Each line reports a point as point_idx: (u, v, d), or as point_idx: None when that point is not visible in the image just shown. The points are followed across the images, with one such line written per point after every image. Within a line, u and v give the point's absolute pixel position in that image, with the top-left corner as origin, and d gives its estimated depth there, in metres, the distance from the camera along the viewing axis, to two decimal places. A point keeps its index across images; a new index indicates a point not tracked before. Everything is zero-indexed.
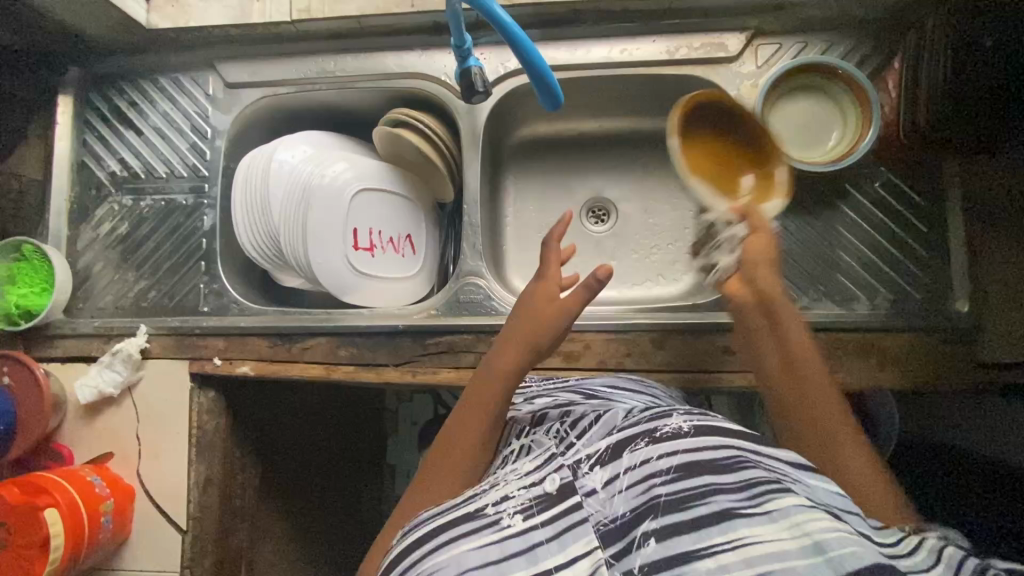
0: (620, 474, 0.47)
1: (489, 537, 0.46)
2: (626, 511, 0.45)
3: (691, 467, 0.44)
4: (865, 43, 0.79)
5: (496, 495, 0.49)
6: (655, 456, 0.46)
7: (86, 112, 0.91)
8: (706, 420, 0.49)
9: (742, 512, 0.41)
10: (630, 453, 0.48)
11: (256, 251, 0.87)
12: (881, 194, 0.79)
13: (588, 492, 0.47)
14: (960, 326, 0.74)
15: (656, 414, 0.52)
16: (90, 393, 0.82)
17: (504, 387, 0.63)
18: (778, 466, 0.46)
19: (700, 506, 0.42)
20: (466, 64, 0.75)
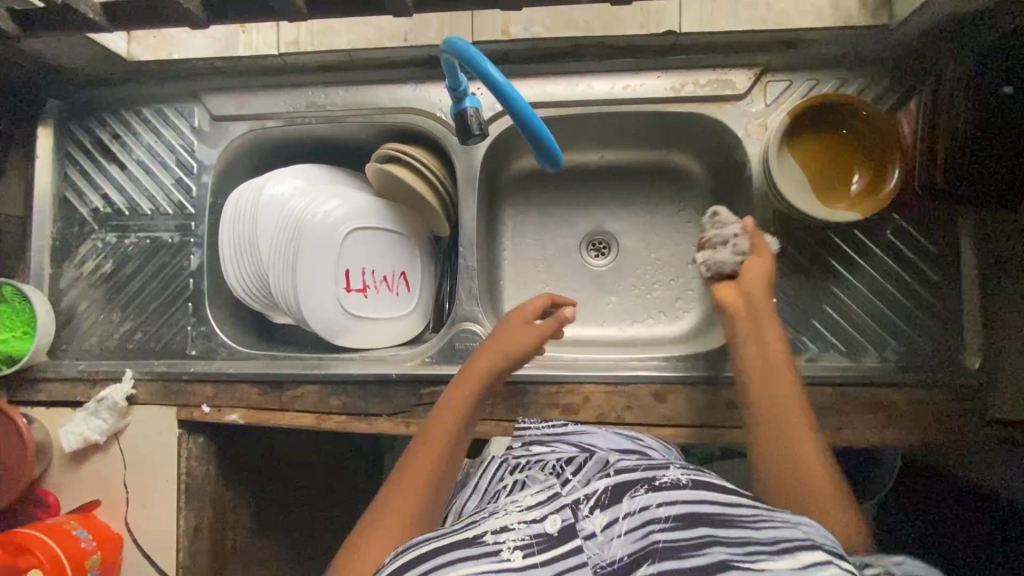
0: (619, 519, 0.45)
1: (488, 565, 0.42)
2: (623, 556, 0.43)
3: (690, 516, 0.44)
4: (882, 80, 0.74)
5: (496, 524, 0.45)
6: (655, 504, 0.45)
7: (66, 144, 0.87)
8: (702, 475, 0.49)
9: (737, 565, 0.40)
10: (630, 497, 0.46)
11: (244, 292, 0.84)
12: (895, 241, 0.74)
13: (587, 536, 0.45)
14: (971, 382, 0.72)
15: (652, 464, 0.51)
16: (75, 441, 0.80)
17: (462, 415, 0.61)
18: (778, 515, 0.45)
19: (699, 557, 0.41)
20: (462, 105, 0.72)
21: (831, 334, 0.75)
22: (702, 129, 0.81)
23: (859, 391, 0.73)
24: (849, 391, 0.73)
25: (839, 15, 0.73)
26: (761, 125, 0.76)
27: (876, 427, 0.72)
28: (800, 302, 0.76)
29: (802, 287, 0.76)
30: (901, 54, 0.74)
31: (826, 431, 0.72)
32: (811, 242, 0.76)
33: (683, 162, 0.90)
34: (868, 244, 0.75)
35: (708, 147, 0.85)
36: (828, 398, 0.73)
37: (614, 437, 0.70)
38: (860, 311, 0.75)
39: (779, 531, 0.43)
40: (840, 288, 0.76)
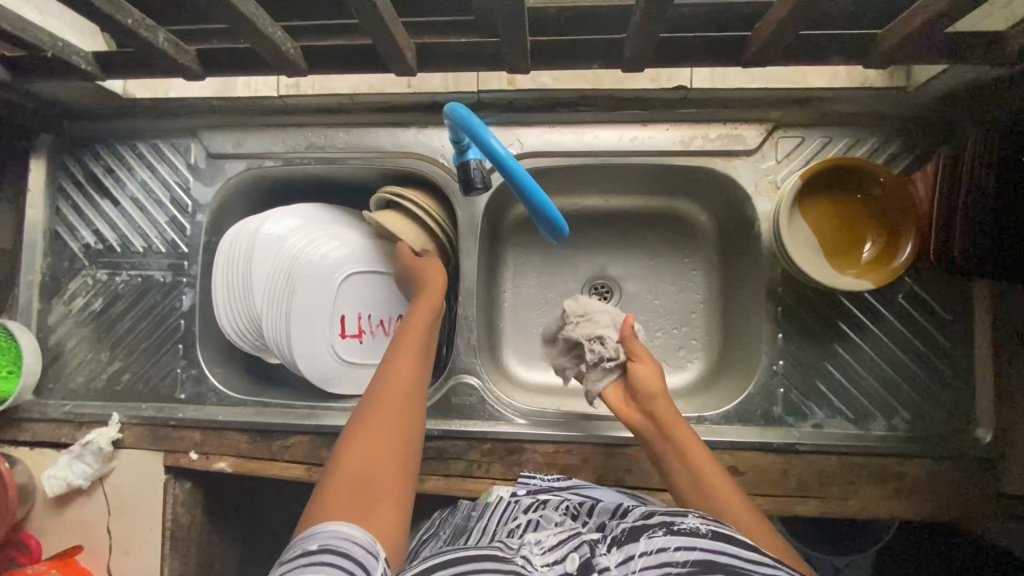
0: (634, 557, 0.48)
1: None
2: None
3: (707, 564, 0.46)
4: (896, 141, 0.72)
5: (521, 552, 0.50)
6: (672, 547, 0.48)
7: (59, 177, 0.85)
8: (722, 527, 0.51)
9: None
10: (647, 538, 0.50)
11: (238, 335, 0.82)
12: (908, 306, 0.72)
13: (603, 569, 0.49)
14: (982, 457, 0.70)
15: (672, 512, 0.54)
16: (58, 486, 0.78)
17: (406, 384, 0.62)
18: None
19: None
20: (465, 157, 0.70)
21: (837, 399, 0.73)
22: (711, 182, 0.79)
23: (868, 461, 0.71)
24: (856, 459, 0.71)
25: (855, 77, 0.72)
26: (772, 183, 0.75)
27: (883, 499, 0.70)
28: (807, 365, 0.74)
29: (811, 349, 0.74)
30: (917, 115, 0.72)
31: (831, 501, 0.70)
32: (820, 304, 0.74)
33: (689, 210, 0.88)
34: (880, 308, 0.73)
35: (716, 199, 0.83)
36: (835, 466, 0.71)
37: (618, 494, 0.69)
38: (869, 378, 0.73)
39: None
40: (850, 352, 0.73)
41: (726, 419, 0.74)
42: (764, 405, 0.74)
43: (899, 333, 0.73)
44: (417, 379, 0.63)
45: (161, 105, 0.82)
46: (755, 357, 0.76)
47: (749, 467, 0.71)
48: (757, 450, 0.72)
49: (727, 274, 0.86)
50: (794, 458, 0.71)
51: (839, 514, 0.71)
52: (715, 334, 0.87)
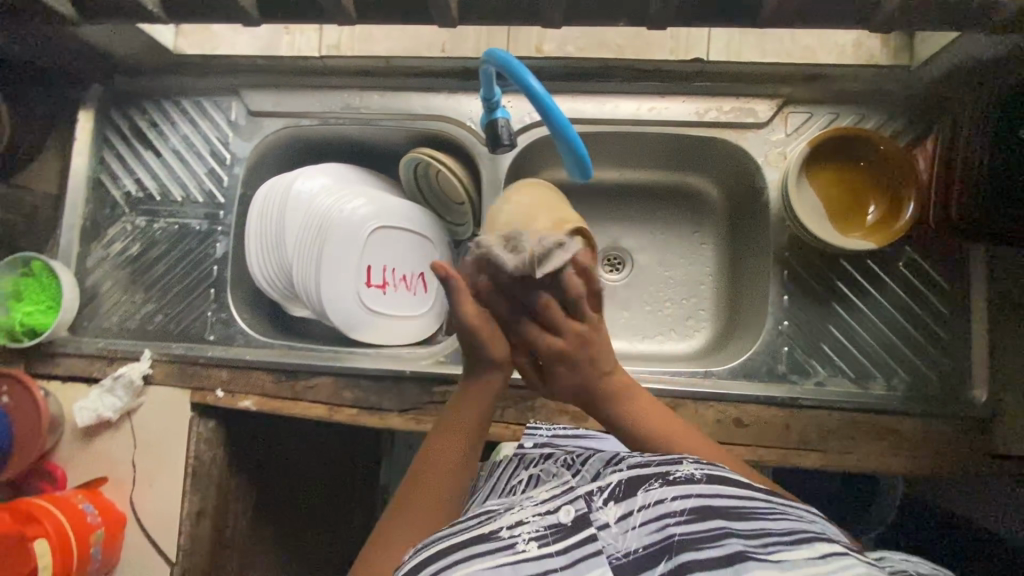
0: (633, 512, 0.48)
1: (506, 558, 0.46)
2: (638, 547, 0.47)
3: (705, 510, 0.48)
4: (899, 117, 0.77)
5: (511, 519, 0.50)
6: (669, 497, 0.49)
7: (104, 128, 0.90)
8: (715, 469, 0.52)
9: (753, 555, 0.45)
10: (643, 491, 0.50)
11: (267, 282, 0.86)
12: (907, 274, 0.76)
13: (602, 525, 0.48)
14: (977, 416, 0.73)
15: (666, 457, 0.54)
16: (88, 417, 0.81)
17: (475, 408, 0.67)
18: (790, 511, 0.51)
19: (713, 548, 0.45)
20: (493, 115, 0.74)
21: (840, 359, 0.76)
22: (723, 155, 0.84)
23: (867, 418, 0.74)
24: (856, 417, 0.74)
25: (861, 54, 0.77)
26: (781, 154, 0.79)
27: (881, 453, 0.73)
28: (812, 326, 0.78)
29: (814, 312, 0.78)
30: (918, 95, 0.76)
31: (831, 455, 0.74)
32: (823, 268, 0.78)
33: (701, 185, 0.92)
34: (880, 274, 0.77)
35: (727, 173, 0.87)
36: (836, 422, 0.74)
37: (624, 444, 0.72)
38: (869, 340, 0.77)
39: (789, 526, 0.48)
40: (850, 315, 0.77)
41: (733, 374, 0.77)
42: (769, 363, 0.77)
43: (899, 299, 0.77)
44: (473, 430, 0.66)
45: (206, 63, 0.87)
46: (762, 318, 0.80)
47: (753, 420, 0.75)
48: (761, 404, 0.75)
49: (736, 248, 0.90)
50: (796, 413, 0.75)
51: (839, 468, 0.74)
52: (722, 303, 0.91)
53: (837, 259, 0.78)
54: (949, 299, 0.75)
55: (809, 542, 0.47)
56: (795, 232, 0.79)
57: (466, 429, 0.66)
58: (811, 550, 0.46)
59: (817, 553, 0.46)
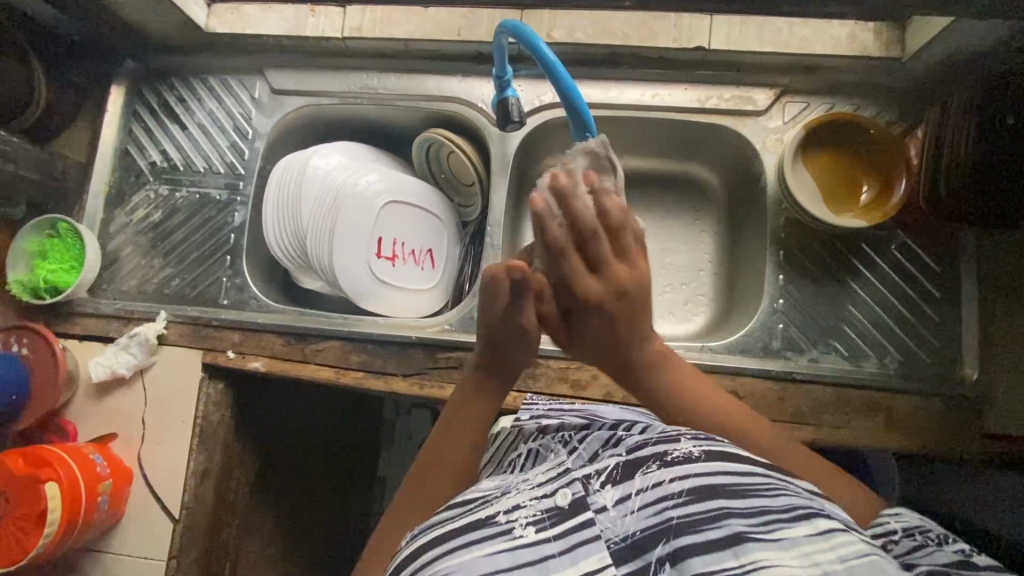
0: (632, 495, 0.43)
1: (503, 545, 0.42)
2: (636, 531, 0.42)
3: (704, 490, 0.42)
4: (890, 109, 0.81)
5: (508, 502, 0.45)
6: (667, 479, 0.43)
7: (135, 102, 0.94)
8: (717, 444, 0.46)
9: (754, 536, 0.39)
10: (641, 475, 0.44)
11: (281, 251, 0.88)
12: (899, 256, 0.79)
13: (599, 509, 0.43)
14: (968, 394, 0.75)
15: (664, 436, 0.49)
16: (103, 372, 0.84)
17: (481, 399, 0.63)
18: (792, 485, 0.43)
19: (712, 531, 0.39)
20: (504, 93, 0.78)
21: (834, 338, 0.79)
22: (722, 142, 0.87)
23: (860, 393, 0.76)
24: (849, 392, 0.76)
25: (856, 46, 0.79)
26: (778, 140, 0.83)
27: (873, 429, 0.75)
28: (806, 306, 0.80)
29: (809, 292, 0.80)
30: (908, 88, 0.80)
31: (825, 429, 0.75)
32: (819, 249, 0.81)
33: (702, 174, 0.95)
34: (873, 256, 0.80)
35: (726, 161, 0.90)
36: (829, 398, 0.76)
37: (623, 412, 0.71)
38: (862, 320, 0.79)
39: (795, 500, 0.42)
40: (843, 297, 0.80)
41: (729, 349, 0.79)
42: (764, 340, 0.79)
43: (891, 281, 0.79)
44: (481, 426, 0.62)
45: (235, 43, 0.92)
46: (759, 298, 0.82)
47: (748, 392, 0.76)
48: (757, 377, 0.77)
49: (736, 235, 0.92)
50: (790, 386, 0.76)
51: (833, 444, 0.75)
52: (720, 288, 0.93)
53: (831, 241, 0.81)
54: (938, 280, 0.78)
55: (815, 518, 0.40)
56: (791, 214, 0.82)
57: (474, 424, 0.62)
58: (817, 526, 0.40)
59: (819, 530, 0.40)
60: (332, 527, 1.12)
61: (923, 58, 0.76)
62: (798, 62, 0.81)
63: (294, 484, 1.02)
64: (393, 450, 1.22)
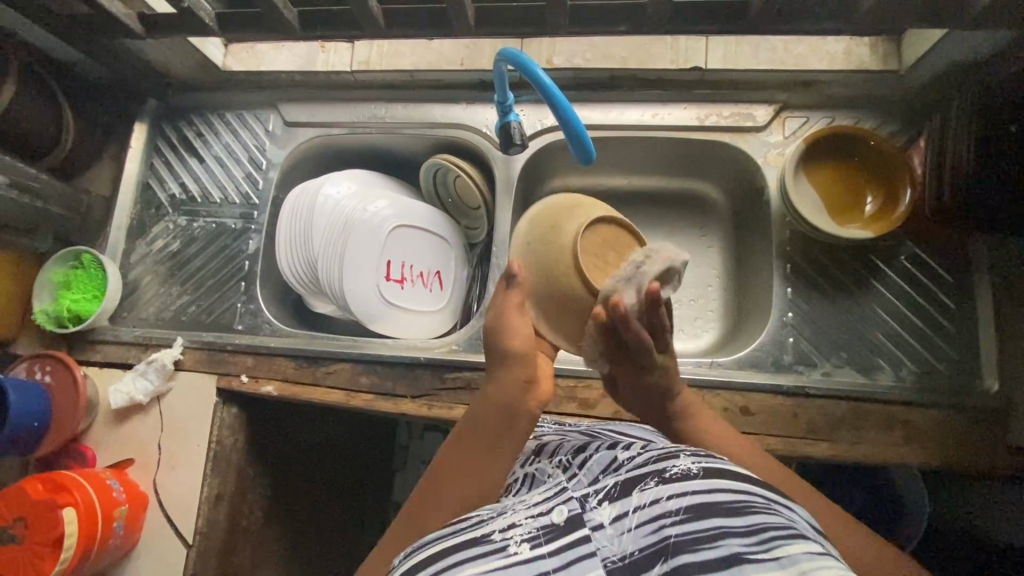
0: (629, 512, 0.43)
1: (498, 562, 0.41)
2: (634, 550, 0.41)
3: (700, 507, 0.41)
4: (892, 122, 0.81)
5: (504, 521, 0.44)
6: (665, 496, 0.42)
7: (156, 138, 0.99)
8: (715, 461, 0.46)
9: (752, 557, 0.37)
10: (638, 491, 0.44)
11: (293, 276, 0.90)
12: (909, 267, 0.78)
13: (596, 527, 0.43)
14: (989, 406, 0.72)
15: (662, 453, 0.48)
16: (121, 398, 0.86)
17: (504, 410, 0.54)
18: (790, 512, 0.42)
19: (708, 551, 0.38)
20: (506, 119, 0.80)
21: (847, 351, 0.77)
22: (725, 158, 0.88)
23: (875, 407, 0.74)
24: (864, 406, 0.74)
25: (853, 60, 0.80)
26: (779, 154, 0.83)
27: (892, 444, 0.73)
28: (817, 318, 0.79)
29: (818, 305, 0.79)
30: (909, 100, 0.81)
31: (840, 445, 0.73)
32: (826, 262, 0.80)
33: (706, 191, 0.95)
34: (882, 268, 0.79)
35: (730, 177, 0.91)
36: (842, 411, 0.74)
37: (624, 428, 0.69)
38: (875, 332, 0.77)
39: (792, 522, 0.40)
40: (854, 308, 0.79)
41: (739, 365, 0.78)
42: (776, 354, 0.78)
43: (901, 291, 0.78)
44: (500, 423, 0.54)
45: (250, 80, 0.96)
46: (768, 311, 0.82)
47: (760, 408, 0.75)
48: (768, 393, 0.76)
49: (742, 250, 0.92)
50: (804, 402, 0.75)
51: (851, 460, 0.73)
52: (730, 304, 0.92)
53: (838, 253, 0.80)
54: (950, 290, 0.77)
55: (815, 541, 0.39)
56: (796, 227, 0.82)
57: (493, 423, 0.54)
58: (818, 548, 0.38)
59: (818, 551, 0.38)
60: (345, 554, 1.11)
61: (922, 68, 0.77)
62: (795, 77, 0.82)
63: (306, 509, 1.03)
64: (406, 474, 1.22)
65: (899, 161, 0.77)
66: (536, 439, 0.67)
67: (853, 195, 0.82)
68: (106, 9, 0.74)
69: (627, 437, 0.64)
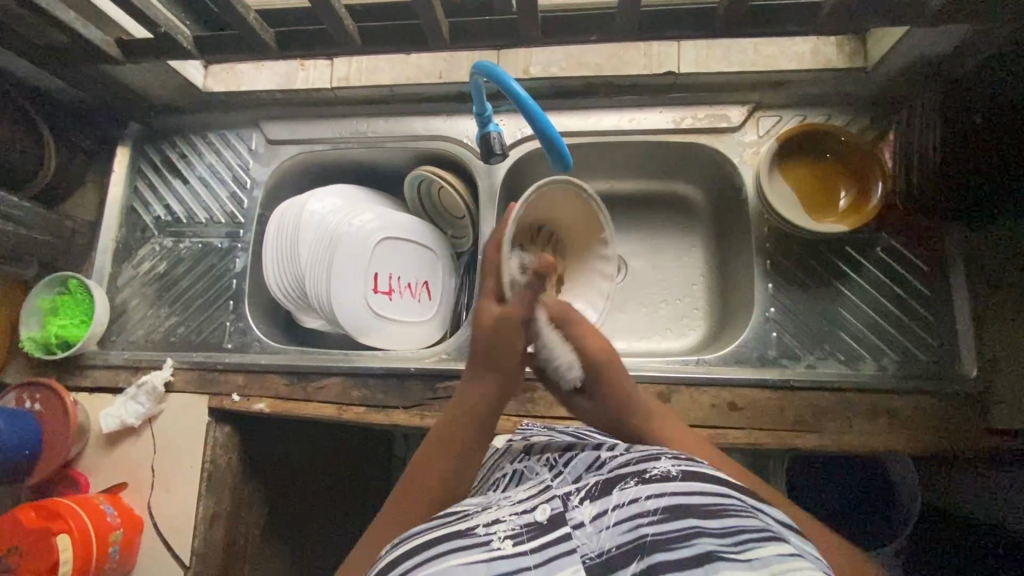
0: (609, 511, 0.44)
1: (479, 556, 0.42)
2: (611, 547, 0.42)
3: (678, 509, 0.43)
4: (861, 118, 0.83)
5: (487, 516, 0.45)
6: (644, 497, 0.44)
7: (139, 162, 0.99)
8: (694, 464, 0.48)
9: (726, 556, 0.40)
10: (619, 490, 0.45)
11: (281, 292, 0.91)
12: (886, 258, 0.80)
13: (577, 525, 0.44)
14: (971, 391, 0.74)
15: (644, 455, 0.50)
16: (113, 423, 0.86)
17: (478, 418, 0.63)
18: (761, 513, 0.45)
19: (684, 549, 0.40)
20: (487, 129, 0.81)
21: (830, 343, 0.79)
22: (702, 159, 0.90)
23: (860, 397, 0.76)
24: (849, 396, 0.76)
25: (820, 60, 0.82)
26: (755, 154, 0.85)
27: (877, 433, 0.74)
28: (800, 313, 0.80)
29: (800, 299, 0.81)
30: (876, 96, 0.83)
31: (827, 436, 0.74)
32: (805, 256, 0.82)
33: (686, 192, 0.97)
34: (860, 259, 0.81)
35: (709, 177, 0.93)
36: (829, 402, 0.75)
37: (609, 429, 0.70)
38: (857, 323, 0.79)
39: (763, 525, 0.43)
40: (836, 302, 0.80)
41: (725, 361, 0.79)
42: (760, 349, 0.79)
43: (880, 282, 0.80)
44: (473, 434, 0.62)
45: (230, 100, 0.97)
46: (750, 306, 0.83)
47: (747, 403, 0.76)
48: (754, 387, 0.77)
49: (724, 248, 0.94)
50: (790, 395, 0.76)
51: (838, 450, 0.74)
52: (714, 302, 0.94)
53: (816, 247, 0.82)
54: (926, 278, 0.79)
55: (783, 542, 0.42)
56: (773, 224, 0.83)
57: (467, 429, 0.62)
58: (785, 549, 0.41)
59: (786, 552, 0.41)
60: None
61: (888, 65, 0.79)
62: (765, 78, 0.84)
63: (304, 525, 1.03)
64: None
65: (870, 156, 0.79)
66: (526, 439, 0.69)
67: (824, 191, 0.84)
68: (84, 37, 0.75)
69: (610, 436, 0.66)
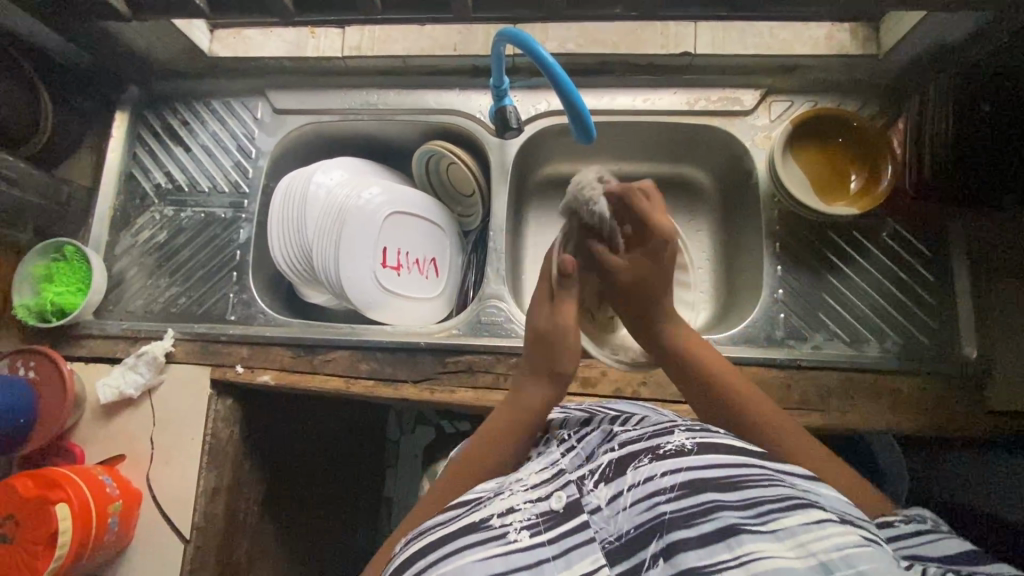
0: (625, 492, 0.45)
1: (496, 548, 0.43)
2: (630, 529, 0.43)
3: (694, 483, 0.43)
4: (871, 106, 0.85)
5: (501, 505, 0.46)
6: (659, 474, 0.44)
7: (138, 128, 0.96)
8: (708, 435, 0.47)
9: (748, 527, 0.40)
10: (633, 469, 0.46)
11: (286, 264, 0.89)
12: (890, 243, 0.82)
13: (593, 510, 0.45)
14: (971, 372, 0.76)
15: (658, 430, 0.50)
16: (110, 393, 0.84)
17: (526, 419, 0.63)
18: (784, 478, 0.44)
19: (705, 524, 0.40)
20: (502, 103, 0.80)
21: (836, 325, 0.80)
22: (713, 142, 0.90)
23: (864, 378, 0.77)
24: (854, 377, 0.77)
25: (833, 46, 0.84)
26: (767, 137, 0.86)
27: (881, 412, 0.76)
28: (806, 293, 0.82)
29: (806, 282, 0.82)
30: (886, 84, 0.85)
31: (833, 415, 0.76)
32: (812, 239, 0.83)
33: (694, 175, 0.97)
34: (865, 243, 0.82)
35: (718, 161, 0.93)
36: (834, 382, 0.77)
37: (621, 404, 0.70)
38: (862, 305, 0.81)
39: (784, 493, 0.42)
40: (841, 285, 0.82)
41: (734, 340, 0.80)
42: (767, 330, 0.81)
43: (884, 266, 0.82)
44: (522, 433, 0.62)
45: (235, 66, 0.94)
46: (759, 288, 0.84)
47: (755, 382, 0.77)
48: (764, 366, 0.78)
49: (730, 232, 0.95)
50: (797, 373, 0.77)
51: (843, 428, 0.76)
52: (721, 285, 0.95)
53: (824, 229, 0.83)
54: (929, 263, 0.81)
55: (810, 509, 0.41)
56: (784, 206, 0.84)
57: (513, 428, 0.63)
58: (813, 516, 0.40)
59: (813, 519, 0.40)
60: (338, 550, 1.10)
61: (898, 54, 0.81)
62: (779, 62, 0.85)
63: (302, 504, 1.01)
64: (397, 469, 1.22)
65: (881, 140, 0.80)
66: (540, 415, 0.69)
67: (835, 176, 0.85)
68: None
69: (621, 410, 0.66)
